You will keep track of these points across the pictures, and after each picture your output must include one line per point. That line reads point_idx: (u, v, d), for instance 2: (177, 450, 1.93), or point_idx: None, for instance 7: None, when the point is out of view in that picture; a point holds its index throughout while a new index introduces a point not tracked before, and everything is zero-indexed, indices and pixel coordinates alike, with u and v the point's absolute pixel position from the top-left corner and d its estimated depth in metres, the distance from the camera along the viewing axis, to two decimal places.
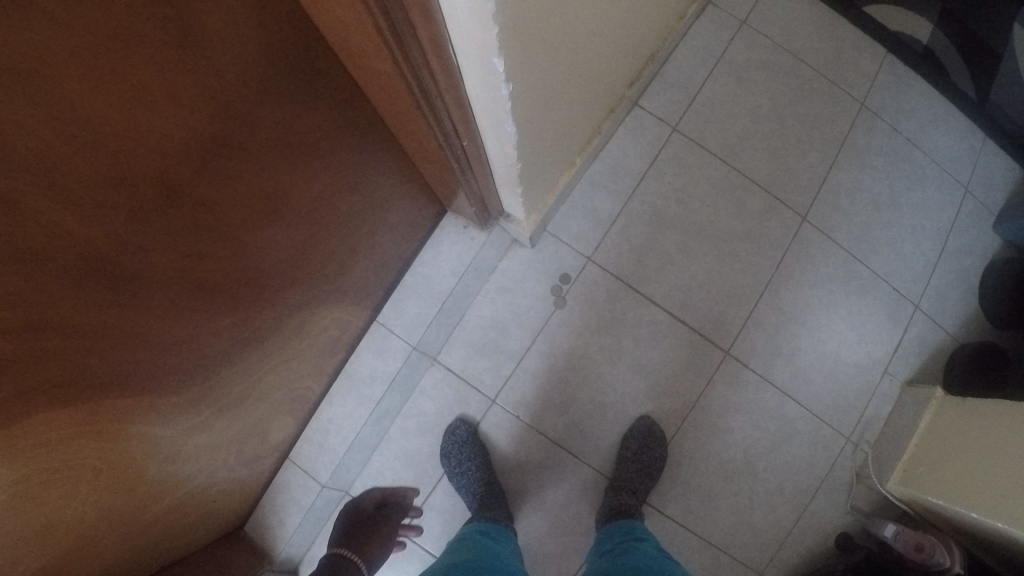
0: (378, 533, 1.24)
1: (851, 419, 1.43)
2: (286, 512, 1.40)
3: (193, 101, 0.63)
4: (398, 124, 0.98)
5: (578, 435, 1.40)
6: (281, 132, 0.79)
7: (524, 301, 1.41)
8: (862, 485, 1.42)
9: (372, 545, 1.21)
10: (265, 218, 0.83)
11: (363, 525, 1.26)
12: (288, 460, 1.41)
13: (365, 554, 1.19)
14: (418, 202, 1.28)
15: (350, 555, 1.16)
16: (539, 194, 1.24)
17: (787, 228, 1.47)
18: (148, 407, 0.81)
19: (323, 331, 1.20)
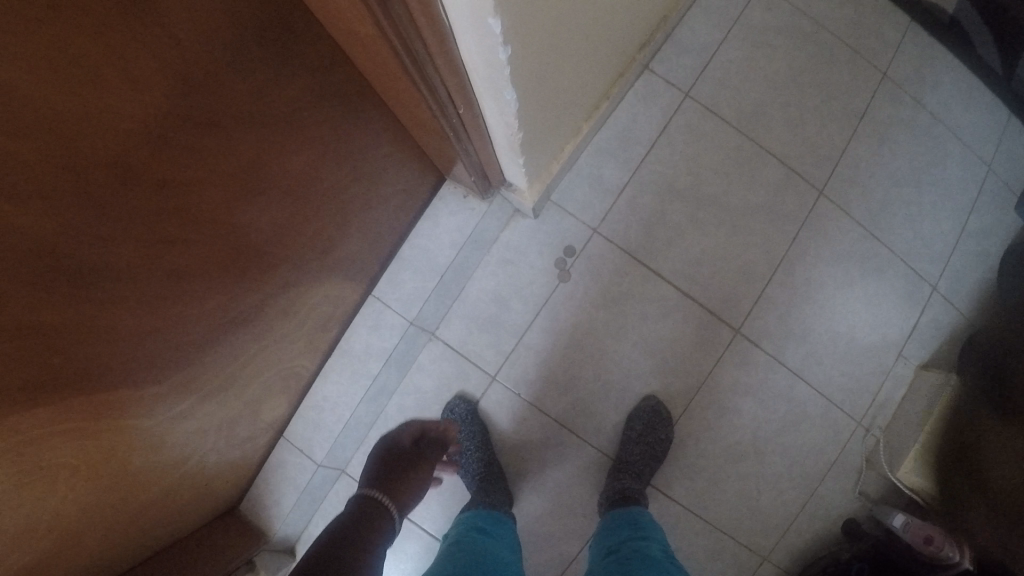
0: (424, 461, 1.17)
1: (862, 403, 1.39)
2: (281, 492, 1.38)
3: (152, 74, 0.57)
4: (390, 90, 0.91)
5: (581, 414, 1.35)
6: (256, 102, 0.73)
7: (526, 274, 1.35)
8: (871, 471, 1.38)
9: (416, 470, 1.13)
10: (248, 196, 0.78)
11: (409, 452, 1.17)
12: (282, 438, 1.38)
13: (412, 474, 1.12)
14: (414, 169, 1.21)
15: (398, 474, 1.10)
16: (543, 164, 1.17)
17: (804, 200, 1.40)
18: (128, 398, 0.77)
19: (316, 305, 1.15)
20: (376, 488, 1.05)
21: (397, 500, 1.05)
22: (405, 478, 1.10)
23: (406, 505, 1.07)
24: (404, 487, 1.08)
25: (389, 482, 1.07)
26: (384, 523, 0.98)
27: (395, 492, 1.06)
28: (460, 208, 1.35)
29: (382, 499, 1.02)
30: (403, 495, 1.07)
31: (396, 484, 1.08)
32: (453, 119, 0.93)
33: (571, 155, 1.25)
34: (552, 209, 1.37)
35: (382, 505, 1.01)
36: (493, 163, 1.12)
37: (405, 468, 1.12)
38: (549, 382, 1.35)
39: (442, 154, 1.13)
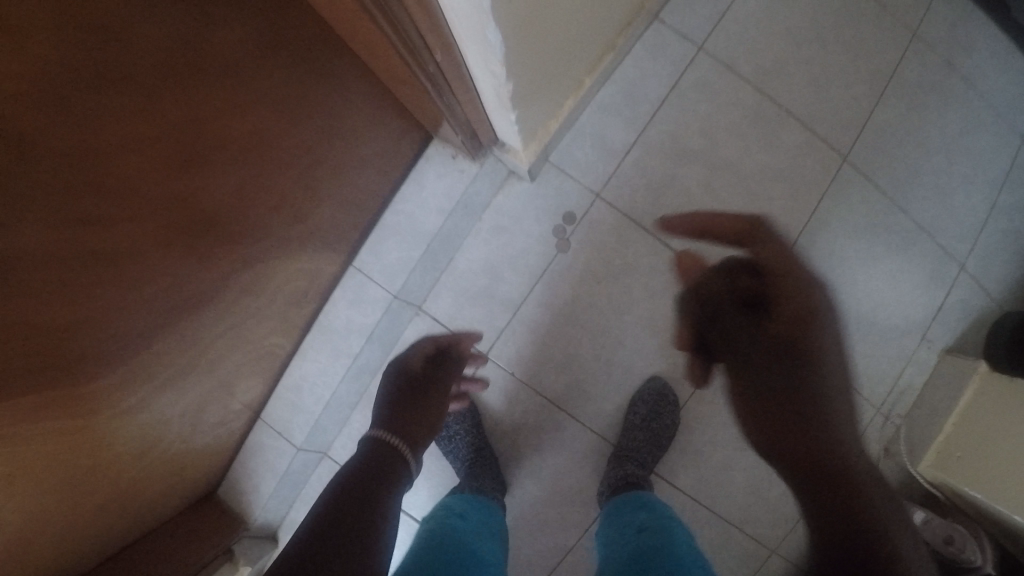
0: (434, 390, 1.00)
1: (881, 388, 1.30)
2: (260, 477, 1.29)
3: (48, 28, 0.46)
4: (359, 31, 0.78)
5: (580, 396, 1.25)
6: (190, 52, 0.62)
7: (521, 244, 1.22)
8: (890, 460, 1.31)
9: (428, 404, 0.97)
10: (194, 162, 0.68)
11: (422, 378, 1.01)
12: (261, 420, 1.28)
13: (430, 412, 0.96)
14: (397, 129, 1.08)
15: (411, 411, 0.94)
16: (539, 121, 1.03)
17: (822, 169, 1.27)
18: (66, 394, 0.67)
19: (289, 279, 1.04)
20: (389, 430, 0.88)
21: (415, 447, 0.90)
22: (419, 416, 0.94)
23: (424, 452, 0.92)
24: (422, 429, 0.93)
25: (402, 422, 0.91)
26: (400, 480, 0.83)
27: (412, 440, 0.90)
28: (446, 172, 1.17)
29: (396, 447, 0.86)
30: (419, 437, 0.92)
31: (411, 429, 0.91)
32: (429, 66, 0.80)
33: (571, 111, 1.09)
34: (550, 172, 1.23)
35: (398, 455, 0.85)
36: (482, 119, 0.99)
37: (421, 403, 0.96)
38: (546, 361, 1.23)
39: (425, 109, 1.01)
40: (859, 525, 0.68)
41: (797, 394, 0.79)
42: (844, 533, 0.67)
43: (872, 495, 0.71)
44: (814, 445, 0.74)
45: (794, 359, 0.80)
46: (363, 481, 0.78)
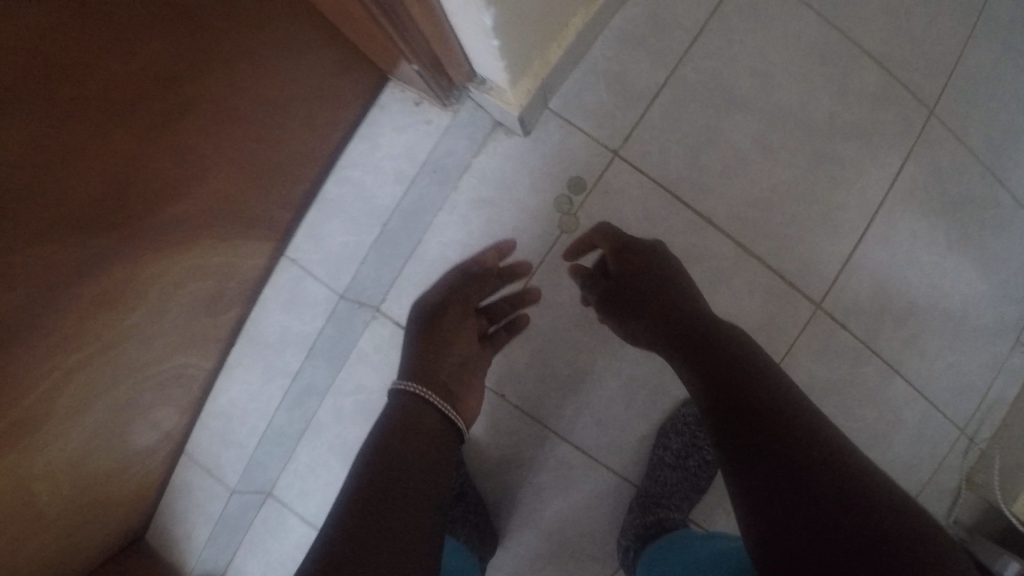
0: (459, 325, 0.79)
1: (967, 405, 0.99)
2: (191, 525, 0.97)
3: None
4: None
5: (596, 432, 0.87)
6: None
7: (510, 220, 0.85)
8: (971, 493, 1.00)
9: (456, 342, 0.77)
10: (78, 131, 0.50)
11: (451, 307, 0.79)
12: (186, 455, 0.96)
13: (462, 356, 0.77)
14: (343, 71, 0.76)
15: (442, 354, 0.75)
16: (532, 45, 0.71)
17: (903, 121, 0.93)
18: None
19: (177, 284, 0.73)
20: (423, 379, 0.71)
21: (453, 403, 0.72)
22: (453, 360, 0.76)
23: (467, 411, 0.75)
24: (460, 381, 0.75)
25: (433, 370, 0.73)
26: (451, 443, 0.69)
27: (449, 392, 0.72)
28: (407, 125, 0.82)
29: (438, 406, 0.70)
30: (454, 387, 0.74)
31: (446, 380, 0.73)
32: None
33: (577, 33, 0.78)
34: (549, 121, 0.85)
35: (441, 417, 0.69)
36: (450, 50, 0.66)
37: (452, 344, 0.77)
38: (546, 383, 0.86)
39: (370, 40, 0.69)
40: (742, 389, 0.60)
41: (660, 333, 0.71)
42: (764, 439, 0.56)
43: (779, 399, 0.58)
44: (713, 380, 0.62)
45: (627, 297, 0.75)
46: (407, 456, 0.62)
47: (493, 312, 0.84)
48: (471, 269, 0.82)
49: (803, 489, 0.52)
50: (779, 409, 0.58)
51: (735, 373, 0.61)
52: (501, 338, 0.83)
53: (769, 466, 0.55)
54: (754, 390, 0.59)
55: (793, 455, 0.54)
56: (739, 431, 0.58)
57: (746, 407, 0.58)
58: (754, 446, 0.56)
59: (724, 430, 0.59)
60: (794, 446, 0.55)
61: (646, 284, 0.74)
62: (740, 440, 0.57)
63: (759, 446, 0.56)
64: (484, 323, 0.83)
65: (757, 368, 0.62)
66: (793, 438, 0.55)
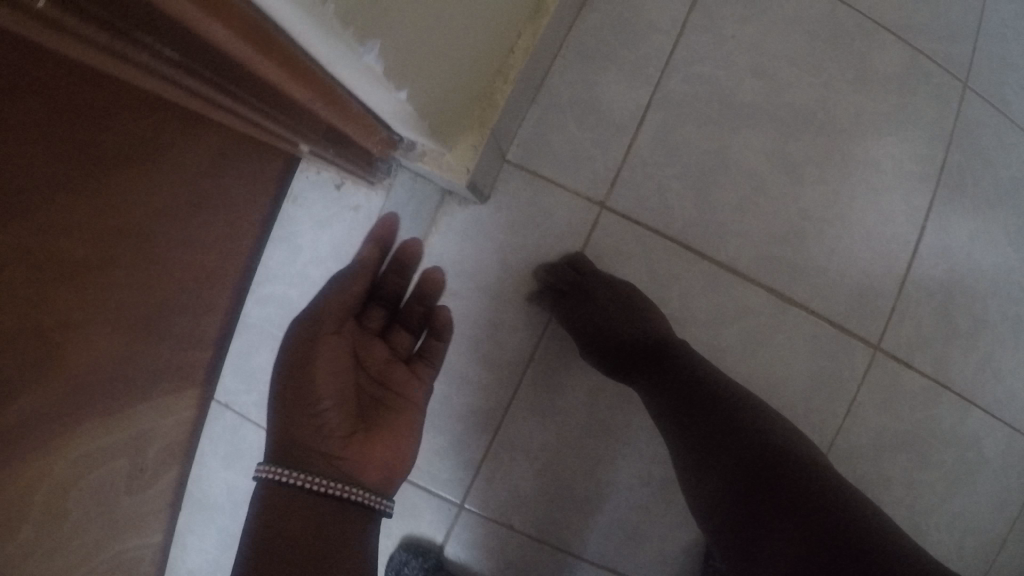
0: (328, 376, 0.53)
1: None
2: None
3: None
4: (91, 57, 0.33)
5: (631, 549, 0.69)
6: None
7: (486, 312, 0.68)
8: None
9: (331, 391, 0.52)
10: None
11: (319, 346, 0.53)
12: None
13: (347, 407, 0.53)
14: (234, 163, 0.55)
15: (311, 413, 0.51)
16: (468, 86, 0.54)
17: (943, 95, 0.75)
18: None
19: (63, 490, 0.51)
20: (293, 456, 0.50)
21: (344, 473, 0.51)
22: (329, 422, 0.51)
23: (378, 464, 0.53)
24: (359, 431, 0.53)
25: (303, 441, 0.51)
26: (358, 528, 0.50)
27: (335, 465, 0.50)
28: (331, 216, 0.64)
29: (319, 489, 0.49)
30: (342, 448, 0.51)
31: (331, 444, 0.51)
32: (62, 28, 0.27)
33: (529, 50, 0.61)
34: (512, 177, 0.67)
35: (332, 503, 0.49)
36: (350, 114, 0.48)
37: (327, 391, 0.52)
38: (561, 505, 0.68)
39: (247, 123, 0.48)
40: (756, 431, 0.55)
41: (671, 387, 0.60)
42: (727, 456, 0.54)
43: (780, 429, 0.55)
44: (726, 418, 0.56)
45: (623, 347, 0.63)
46: (292, 543, 0.47)
47: (409, 319, 0.63)
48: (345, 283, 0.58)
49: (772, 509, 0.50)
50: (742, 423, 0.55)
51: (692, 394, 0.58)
52: (437, 347, 0.63)
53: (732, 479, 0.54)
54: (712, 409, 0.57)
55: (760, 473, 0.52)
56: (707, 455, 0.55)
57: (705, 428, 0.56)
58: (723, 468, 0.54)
59: (689, 458, 0.57)
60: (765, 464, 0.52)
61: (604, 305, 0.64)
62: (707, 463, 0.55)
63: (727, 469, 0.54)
64: (405, 338, 0.62)
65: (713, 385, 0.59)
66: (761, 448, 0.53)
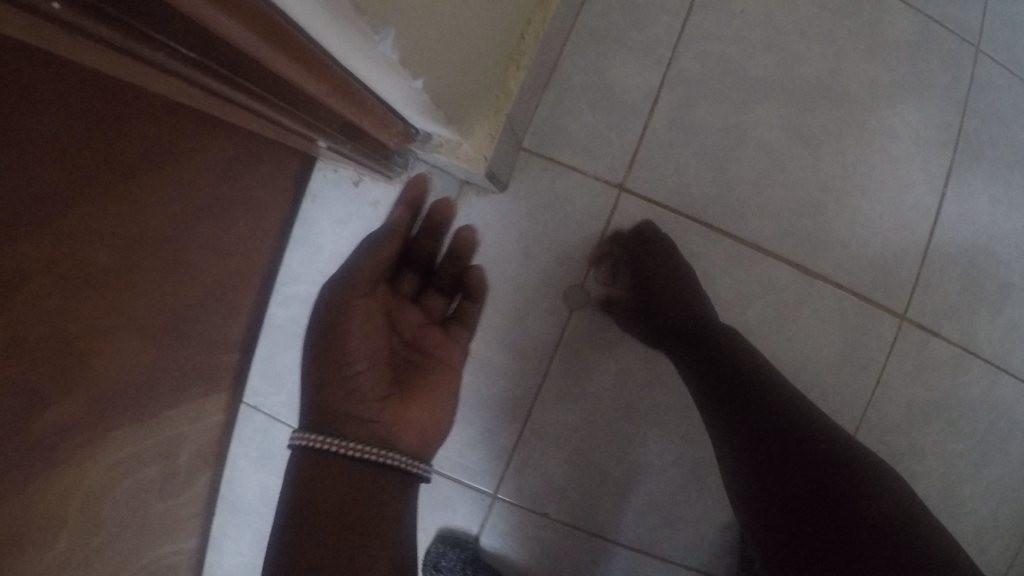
0: (361, 335, 0.50)
1: None
2: None
3: None
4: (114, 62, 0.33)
5: (666, 531, 0.69)
6: None
7: (508, 301, 0.68)
8: None
9: (363, 351, 0.50)
10: None
11: (354, 305, 0.50)
12: None
13: (382, 369, 0.51)
14: (250, 164, 0.55)
15: (343, 374, 0.49)
16: (483, 74, 0.54)
17: (956, 61, 0.74)
18: None
19: (98, 496, 0.51)
20: (331, 421, 0.48)
21: (382, 437, 0.48)
22: (364, 382, 0.49)
23: (415, 427, 0.51)
24: (393, 394, 0.51)
25: (337, 407, 0.48)
26: (398, 493, 0.47)
27: (371, 428, 0.48)
28: (350, 214, 0.64)
29: (355, 456, 0.46)
30: (378, 413, 0.49)
31: (367, 408, 0.49)
32: (76, 26, 0.27)
33: (541, 32, 0.60)
34: (529, 166, 0.67)
35: (369, 469, 0.46)
36: (367, 108, 0.49)
37: (358, 349, 0.50)
38: (594, 491, 0.68)
39: (266, 126, 0.48)
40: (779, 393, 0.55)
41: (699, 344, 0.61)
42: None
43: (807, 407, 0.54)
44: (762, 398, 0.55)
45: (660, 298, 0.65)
46: (334, 523, 0.44)
47: (441, 281, 0.61)
48: (380, 239, 0.53)
49: (848, 515, 0.48)
50: (811, 426, 0.53)
51: (736, 372, 0.57)
52: (472, 307, 0.60)
53: (785, 502, 0.51)
54: (759, 398, 0.55)
55: (831, 476, 0.49)
56: (754, 431, 0.54)
57: (772, 421, 0.53)
58: (770, 444, 0.53)
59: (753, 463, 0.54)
60: (829, 462, 0.50)
61: (652, 255, 0.66)
62: (772, 451, 0.53)
63: (803, 463, 0.51)
64: (438, 301, 0.61)
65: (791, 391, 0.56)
66: (813, 456, 0.51)
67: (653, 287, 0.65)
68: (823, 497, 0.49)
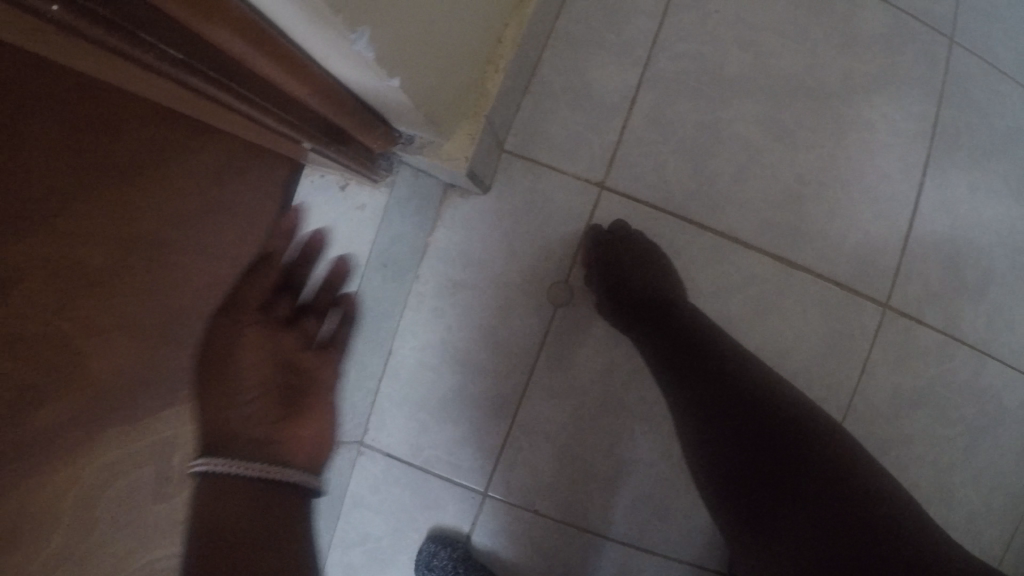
0: (243, 359, 0.55)
1: None
2: None
3: None
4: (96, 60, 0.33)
5: (657, 524, 0.70)
6: None
7: (493, 301, 0.69)
8: None
9: (249, 376, 0.55)
10: None
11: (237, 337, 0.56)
12: None
13: (266, 394, 0.55)
14: (239, 169, 0.56)
15: (234, 399, 0.53)
16: (465, 74, 0.55)
17: (931, 52, 0.75)
18: None
19: (90, 496, 0.52)
20: (226, 443, 0.51)
21: (276, 454, 0.52)
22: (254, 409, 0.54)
23: (306, 446, 0.55)
24: (283, 414, 0.55)
25: (235, 429, 0.52)
26: (294, 511, 0.50)
27: (270, 448, 0.52)
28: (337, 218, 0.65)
29: (259, 474, 0.50)
30: (270, 433, 0.53)
31: (260, 429, 0.53)
32: (60, 21, 0.28)
33: (521, 27, 0.61)
34: (511, 166, 0.69)
35: (273, 486, 0.50)
36: (350, 110, 0.50)
37: (241, 374, 0.55)
38: (584, 486, 0.69)
39: (253, 129, 0.49)
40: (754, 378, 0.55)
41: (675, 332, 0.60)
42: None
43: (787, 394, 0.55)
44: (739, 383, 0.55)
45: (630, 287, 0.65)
46: (241, 540, 0.45)
47: (316, 305, 0.64)
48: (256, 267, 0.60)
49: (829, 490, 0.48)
50: (787, 410, 0.53)
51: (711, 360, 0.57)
52: (345, 332, 0.64)
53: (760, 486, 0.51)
54: (734, 385, 0.55)
55: (809, 455, 0.50)
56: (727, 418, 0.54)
57: (747, 405, 0.53)
58: (746, 430, 0.53)
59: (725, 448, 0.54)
60: (806, 442, 0.51)
61: (628, 258, 0.65)
62: (749, 437, 0.52)
63: (779, 444, 0.51)
64: (316, 323, 0.63)
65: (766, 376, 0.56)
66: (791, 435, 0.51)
67: (624, 276, 0.65)
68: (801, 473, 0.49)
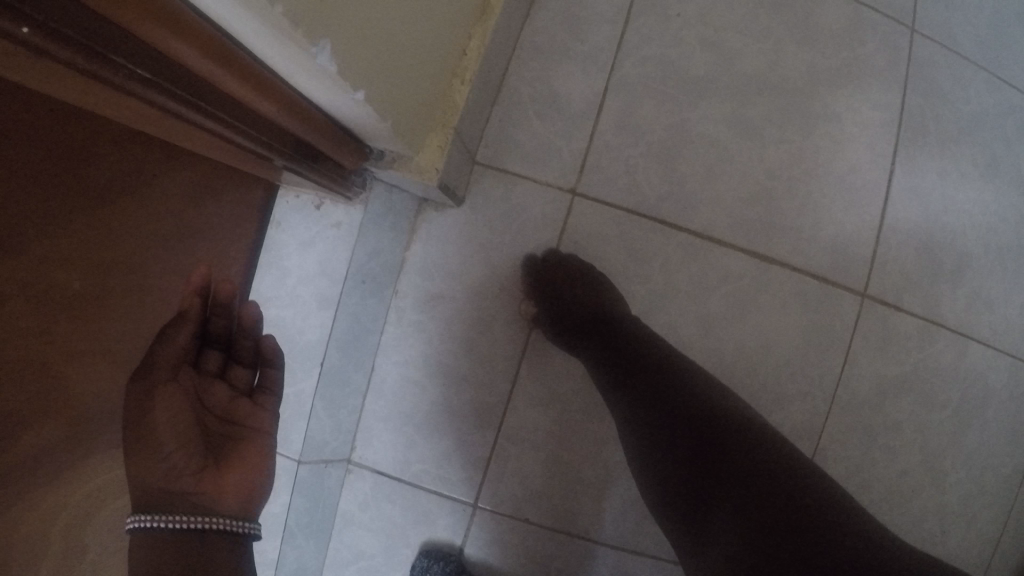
0: (169, 419, 0.45)
1: None
2: None
3: None
4: (65, 86, 0.34)
5: (649, 523, 0.70)
6: None
7: (473, 312, 0.69)
8: None
9: (173, 433, 0.45)
10: None
11: (155, 394, 0.45)
12: None
13: (192, 442, 0.46)
14: (217, 191, 0.56)
15: (154, 456, 0.44)
16: (431, 88, 0.55)
17: (893, 43, 0.76)
18: None
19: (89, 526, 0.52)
20: (157, 501, 0.44)
21: (204, 506, 0.45)
22: (177, 461, 0.44)
23: (236, 490, 0.47)
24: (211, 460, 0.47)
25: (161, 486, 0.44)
26: (228, 558, 0.45)
27: (194, 500, 0.45)
28: (313, 236, 0.66)
29: (188, 525, 0.44)
30: (197, 483, 0.45)
31: (186, 483, 0.44)
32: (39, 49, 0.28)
33: (488, 35, 0.61)
34: (483, 178, 0.69)
35: (208, 534, 0.44)
36: (319, 126, 0.50)
37: (168, 436, 0.44)
38: (574, 491, 0.69)
39: (221, 148, 0.49)
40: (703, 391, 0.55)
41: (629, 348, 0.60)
42: None
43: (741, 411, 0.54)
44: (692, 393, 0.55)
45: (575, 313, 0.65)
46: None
47: (241, 352, 0.53)
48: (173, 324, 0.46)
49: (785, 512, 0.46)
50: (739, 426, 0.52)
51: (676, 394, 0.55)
52: (275, 375, 0.54)
53: (723, 505, 0.49)
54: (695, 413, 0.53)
55: (771, 475, 0.49)
56: (682, 443, 0.52)
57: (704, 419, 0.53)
58: (708, 453, 0.51)
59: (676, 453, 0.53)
60: (767, 464, 0.49)
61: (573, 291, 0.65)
62: (710, 461, 0.50)
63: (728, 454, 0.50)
64: (244, 372, 0.53)
65: (727, 401, 0.55)
66: (752, 456, 0.50)
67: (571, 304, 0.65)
68: (768, 492, 0.48)
